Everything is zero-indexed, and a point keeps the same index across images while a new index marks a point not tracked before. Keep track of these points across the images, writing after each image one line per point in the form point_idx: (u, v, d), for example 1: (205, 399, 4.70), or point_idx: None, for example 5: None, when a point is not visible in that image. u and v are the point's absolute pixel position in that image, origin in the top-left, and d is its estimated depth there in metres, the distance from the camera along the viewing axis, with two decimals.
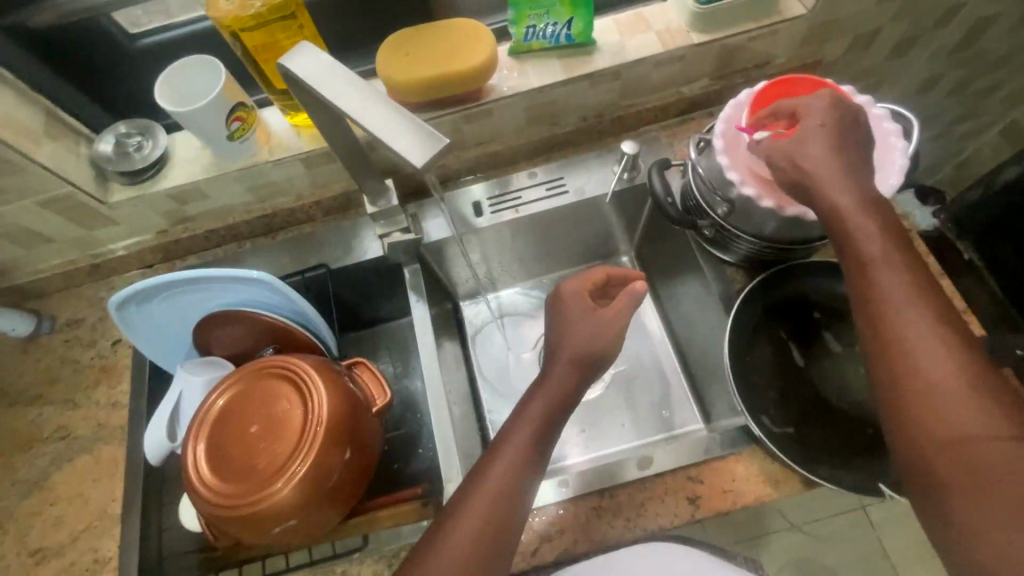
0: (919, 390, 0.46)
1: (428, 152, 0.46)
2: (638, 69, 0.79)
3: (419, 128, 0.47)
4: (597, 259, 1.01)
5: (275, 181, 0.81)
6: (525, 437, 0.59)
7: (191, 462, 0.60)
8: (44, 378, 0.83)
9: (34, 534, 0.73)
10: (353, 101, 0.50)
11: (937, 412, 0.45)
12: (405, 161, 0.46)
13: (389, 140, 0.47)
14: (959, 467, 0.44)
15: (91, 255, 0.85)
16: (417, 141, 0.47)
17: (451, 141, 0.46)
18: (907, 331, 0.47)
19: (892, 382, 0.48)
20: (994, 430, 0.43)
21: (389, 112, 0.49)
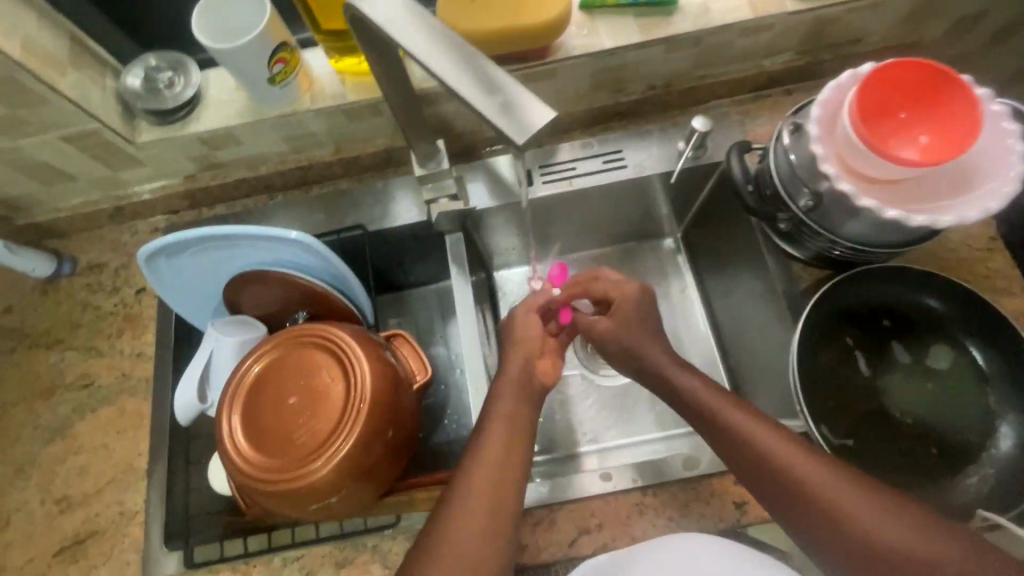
0: (790, 468, 0.52)
1: (529, 128, 0.41)
2: (720, 37, 0.72)
3: (519, 97, 0.42)
4: (642, 238, 0.95)
5: (313, 132, 0.75)
6: (503, 431, 0.60)
7: (226, 432, 0.57)
8: (65, 323, 0.80)
9: (59, 482, 0.72)
10: (439, 55, 0.44)
11: (813, 489, 0.51)
12: (502, 134, 0.41)
13: (483, 110, 0.42)
14: (842, 530, 0.49)
15: (114, 197, 0.80)
16: (515, 110, 0.41)
17: (556, 112, 0.41)
18: (782, 451, 0.53)
19: (759, 466, 0.54)
20: (855, 493, 0.50)
21: (483, 77, 0.43)
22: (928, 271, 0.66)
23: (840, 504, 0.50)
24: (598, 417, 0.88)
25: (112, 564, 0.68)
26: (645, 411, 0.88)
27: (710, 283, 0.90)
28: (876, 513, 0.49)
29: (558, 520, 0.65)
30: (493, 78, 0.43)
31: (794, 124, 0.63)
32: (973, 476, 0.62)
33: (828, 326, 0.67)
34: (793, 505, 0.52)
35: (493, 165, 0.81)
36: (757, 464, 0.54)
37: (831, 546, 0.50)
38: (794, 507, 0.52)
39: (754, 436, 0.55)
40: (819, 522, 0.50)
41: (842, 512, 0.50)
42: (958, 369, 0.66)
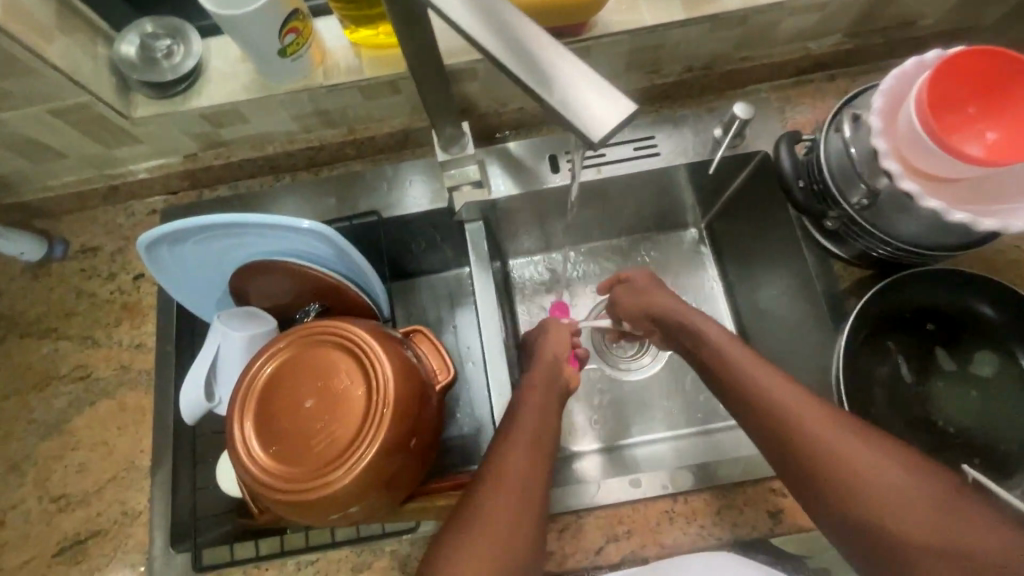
0: (816, 433, 0.49)
1: (606, 121, 0.33)
2: (768, 16, 0.66)
3: (592, 81, 0.34)
4: (665, 230, 0.90)
5: (326, 110, 0.70)
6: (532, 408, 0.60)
7: (239, 439, 0.53)
8: (59, 311, 0.75)
9: (57, 479, 0.68)
10: (490, 26, 0.36)
11: (840, 457, 0.48)
12: (571, 128, 0.34)
13: (548, 97, 0.34)
14: (868, 503, 0.46)
15: (109, 176, 0.75)
16: (583, 99, 0.33)
17: (638, 104, 0.33)
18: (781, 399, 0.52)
19: (782, 430, 0.51)
20: (848, 438, 0.49)
21: (545, 61, 0.35)
22: (980, 274, 0.62)
23: (868, 471, 0.47)
24: (614, 416, 0.85)
25: (116, 565, 0.65)
26: (661, 409, 0.85)
27: (734, 277, 0.84)
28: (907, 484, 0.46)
29: (585, 527, 0.63)
30: (560, 57, 0.35)
31: (851, 115, 0.59)
32: (1017, 488, 0.59)
33: (870, 332, 0.65)
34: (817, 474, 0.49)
35: (515, 149, 0.76)
36: (782, 428, 0.51)
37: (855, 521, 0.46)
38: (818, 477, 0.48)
39: (781, 402, 0.52)
40: (842, 493, 0.47)
41: (869, 482, 0.46)
42: (1005, 376, 0.63)
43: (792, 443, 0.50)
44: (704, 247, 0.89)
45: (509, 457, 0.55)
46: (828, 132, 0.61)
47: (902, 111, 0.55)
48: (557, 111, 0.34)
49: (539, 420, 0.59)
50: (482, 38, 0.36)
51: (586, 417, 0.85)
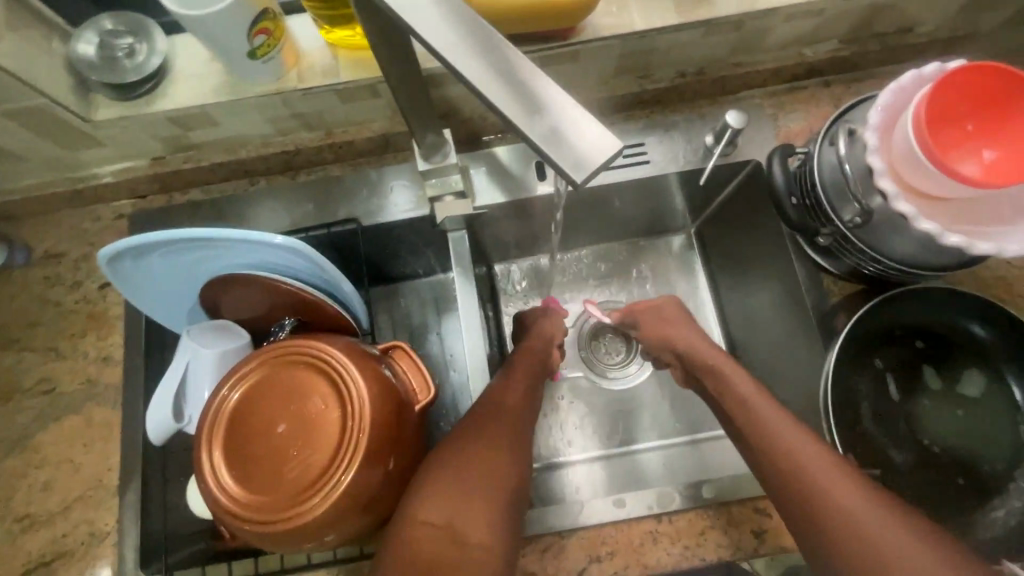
0: (792, 451, 0.52)
1: (593, 160, 0.32)
2: (763, 21, 0.64)
3: (580, 116, 0.33)
4: (655, 235, 0.88)
5: (302, 113, 0.67)
6: (515, 394, 0.63)
7: (209, 468, 0.51)
8: (20, 320, 0.71)
9: (20, 498, 0.65)
10: (471, 51, 0.35)
11: (806, 476, 0.51)
12: (553, 164, 0.33)
13: (531, 132, 0.33)
14: (826, 519, 0.48)
15: (72, 179, 0.71)
16: (568, 136, 0.32)
17: (621, 142, 0.32)
18: (786, 439, 0.53)
19: (761, 446, 0.55)
20: (842, 482, 0.49)
21: (528, 92, 0.34)
22: (970, 293, 0.61)
23: (832, 491, 0.49)
24: (597, 426, 0.82)
25: None
26: (645, 419, 0.83)
27: (725, 285, 0.83)
28: (863, 508, 0.48)
29: (567, 547, 0.61)
30: (544, 89, 0.34)
31: (846, 129, 0.57)
32: (1001, 509, 0.59)
33: (859, 349, 0.63)
34: (785, 490, 0.52)
35: (500, 155, 0.73)
36: (762, 444, 0.55)
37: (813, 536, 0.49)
38: (785, 492, 0.51)
39: (768, 423, 0.55)
40: (804, 506, 0.50)
41: (830, 501, 0.49)
42: (992, 395, 0.62)
43: (769, 459, 0.54)
44: (693, 252, 0.88)
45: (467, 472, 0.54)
46: (822, 146, 0.59)
47: (898, 128, 0.53)
48: (540, 148, 0.32)
49: (505, 438, 0.58)
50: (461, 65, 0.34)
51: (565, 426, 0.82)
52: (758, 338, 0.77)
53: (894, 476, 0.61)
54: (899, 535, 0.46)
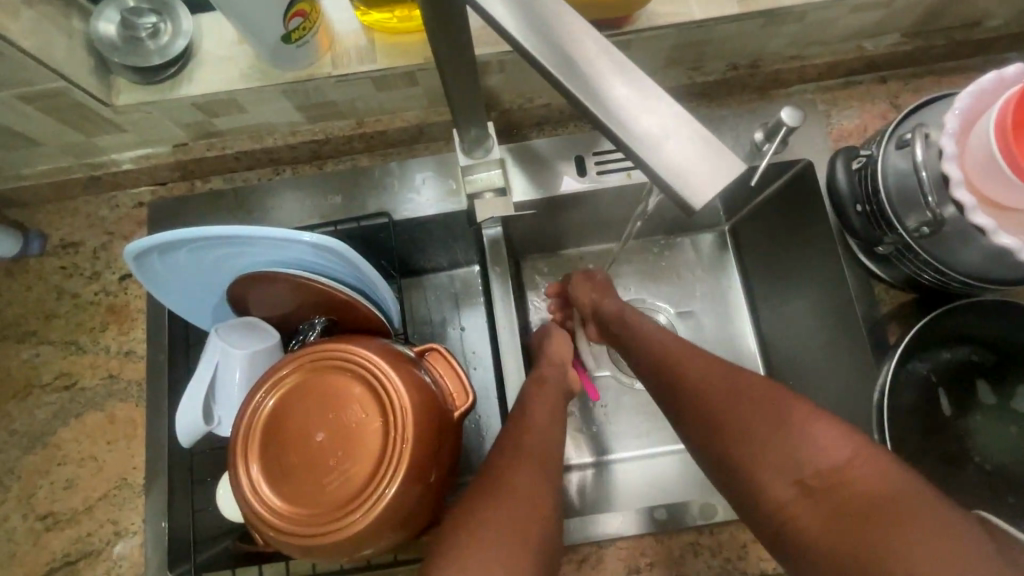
0: (685, 374, 0.53)
1: (704, 180, 0.28)
2: (827, 12, 0.60)
3: (684, 129, 0.29)
4: (689, 230, 0.85)
5: (333, 101, 0.63)
6: (545, 415, 0.59)
7: (246, 482, 0.49)
8: (38, 313, 0.69)
9: (43, 496, 0.64)
10: (561, 50, 0.31)
11: (714, 401, 0.51)
12: (663, 187, 0.29)
13: (636, 148, 0.29)
14: (738, 438, 0.48)
15: (90, 165, 0.68)
16: (674, 149, 0.28)
17: (742, 162, 0.28)
18: (656, 340, 0.58)
19: (666, 376, 0.54)
20: (694, 366, 0.53)
21: (623, 99, 0.29)
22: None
23: (738, 409, 0.49)
24: (618, 427, 0.81)
25: None
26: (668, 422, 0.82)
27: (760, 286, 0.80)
28: (762, 416, 0.48)
29: (606, 558, 0.60)
30: (650, 95, 0.29)
31: (919, 134, 0.53)
32: None
33: (913, 364, 0.61)
34: (694, 416, 0.51)
35: (538, 149, 0.70)
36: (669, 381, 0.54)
37: (729, 456, 0.49)
38: (697, 420, 0.51)
39: (670, 353, 0.56)
40: (716, 430, 0.50)
41: (738, 421, 0.49)
42: None
43: (675, 390, 0.53)
44: (726, 249, 0.85)
45: (501, 507, 0.49)
46: (889, 149, 0.56)
47: (978, 135, 0.50)
48: (646, 165, 0.28)
49: (545, 448, 0.55)
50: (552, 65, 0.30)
51: (587, 428, 0.81)
52: (798, 345, 0.74)
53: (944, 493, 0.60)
54: (807, 431, 0.46)
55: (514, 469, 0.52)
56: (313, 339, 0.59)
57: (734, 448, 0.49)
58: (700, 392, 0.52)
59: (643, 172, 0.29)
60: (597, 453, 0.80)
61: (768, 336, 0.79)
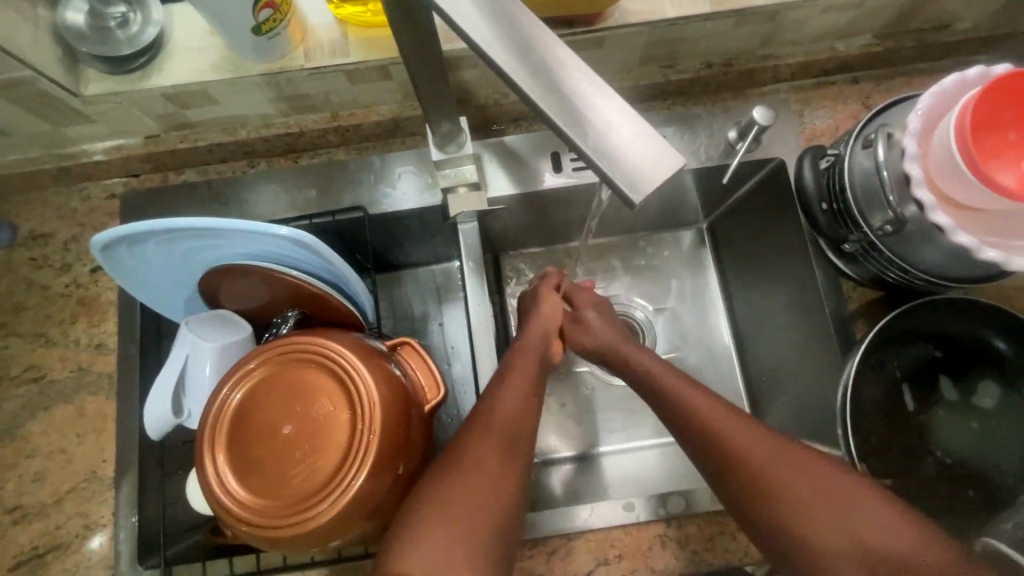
0: (719, 431, 0.53)
1: (651, 177, 0.29)
2: (799, 13, 0.61)
3: (632, 128, 0.30)
4: (667, 227, 0.85)
5: (307, 95, 0.63)
6: (511, 402, 0.58)
7: (212, 475, 0.49)
8: (7, 304, 0.68)
9: (9, 489, 0.63)
10: (518, 46, 0.31)
11: (752, 465, 0.51)
12: (610, 182, 0.29)
13: (587, 145, 0.30)
14: (783, 507, 0.49)
15: (61, 156, 0.67)
16: (623, 147, 0.29)
17: (688, 160, 0.29)
18: (665, 380, 0.59)
19: (698, 434, 0.54)
20: (731, 423, 0.53)
21: (575, 96, 0.30)
22: (991, 303, 0.60)
23: (781, 475, 0.50)
24: (597, 421, 0.82)
25: None
26: (648, 417, 0.83)
27: (735, 283, 0.81)
28: (807, 486, 0.49)
29: (575, 550, 0.61)
30: (601, 95, 0.30)
31: (883, 133, 0.54)
32: (1008, 521, 0.59)
33: (878, 359, 0.62)
34: (734, 477, 0.52)
35: (513, 145, 0.70)
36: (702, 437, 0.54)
37: (784, 531, 0.48)
38: (736, 481, 0.52)
39: (695, 407, 0.55)
40: (758, 496, 0.50)
41: (781, 488, 0.49)
42: (1005, 407, 0.62)
43: (707, 447, 0.54)
44: (704, 247, 0.85)
45: (461, 496, 0.50)
46: (855, 148, 0.57)
47: (940, 136, 0.51)
48: (596, 162, 0.29)
49: (510, 433, 0.56)
50: (504, 63, 0.30)
51: (566, 423, 0.82)
52: (770, 342, 0.75)
53: (905, 484, 0.61)
54: (864, 508, 0.47)
55: (478, 458, 0.53)
56: (285, 332, 0.59)
57: (786, 520, 0.49)
58: (736, 452, 0.52)
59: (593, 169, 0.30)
60: (573, 447, 0.81)
61: (743, 333, 0.80)
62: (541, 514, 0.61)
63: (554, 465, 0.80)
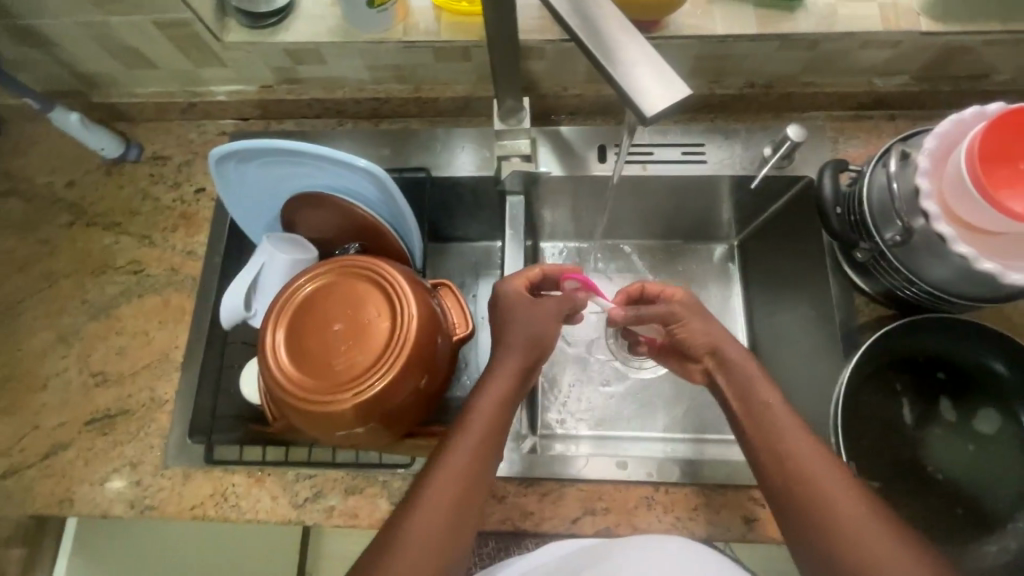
0: (810, 475, 0.49)
1: (660, 101, 0.40)
2: (839, 45, 0.68)
3: (653, 69, 0.41)
4: (698, 239, 0.91)
5: (398, 65, 0.74)
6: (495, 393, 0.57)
7: (269, 349, 0.58)
8: (124, 208, 0.81)
9: (97, 357, 0.74)
10: (582, 11, 0.43)
11: (797, 457, 0.51)
12: (628, 102, 0.41)
13: (619, 80, 0.41)
14: (822, 511, 0.48)
15: (191, 94, 0.80)
16: (646, 80, 0.41)
17: (692, 91, 0.40)
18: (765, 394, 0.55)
19: (786, 462, 0.51)
20: (836, 477, 0.49)
21: (615, 46, 0.42)
22: (1003, 332, 0.62)
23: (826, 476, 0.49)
24: (605, 406, 0.87)
25: (135, 444, 0.71)
26: (654, 410, 0.87)
27: (757, 297, 0.85)
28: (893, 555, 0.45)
29: (565, 496, 0.66)
30: (635, 47, 0.42)
31: (900, 153, 0.60)
32: (993, 545, 0.60)
33: (876, 368, 0.66)
34: (773, 462, 0.52)
35: (566, 134, 0.78)
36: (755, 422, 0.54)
37: None
38: (790, 482, 0.50)
39: (783, 423, 0.53)
40: (794, 486, 0.50)
41: (819, 486, 0.49)
42: (1005, 434, 0.64)
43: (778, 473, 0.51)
44: (732, 262, 0.90)
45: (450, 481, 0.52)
46: (876, 166, 0.61)
47: (953, 158, 0.56)
48: (623, 90, 0.41)
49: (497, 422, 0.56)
50: (570, 22, 0.43)
51: (574, 403, 0.87)
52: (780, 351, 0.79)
53: (894, 492, 0.63)
54: None
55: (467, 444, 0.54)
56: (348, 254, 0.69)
57: None
58: (796, 459, 0.51)
59: (623, 97, 0.42)
60: (576, 427, 0.86)
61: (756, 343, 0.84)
62: (537, 460, 0.66)
63: (557, 440, 0.85)
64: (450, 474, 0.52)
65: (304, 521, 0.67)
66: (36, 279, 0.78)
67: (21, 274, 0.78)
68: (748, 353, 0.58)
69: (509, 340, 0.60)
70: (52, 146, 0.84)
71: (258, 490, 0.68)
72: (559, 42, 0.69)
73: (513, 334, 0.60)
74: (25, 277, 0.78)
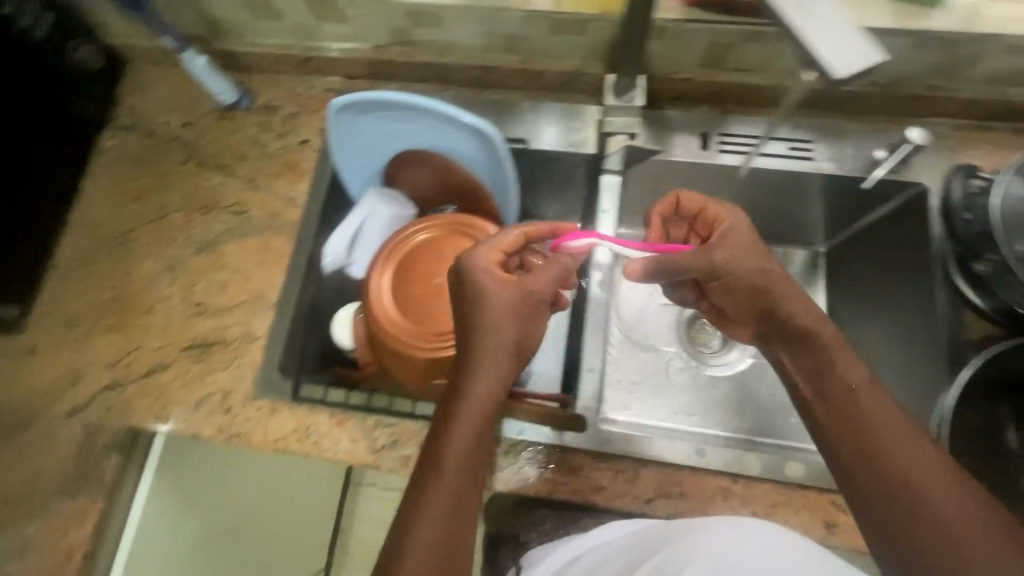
0: (876, 437, 0.52)
1: (853, 66, 0.44)
2: (977, 48, 0.66)
3: (846, 36, 0.45)
4: (786, 242, 0.88)
5: (512, 34, 0.75)
6: (480, 392, 0.51)
7: (374, 290, 0.61)
8: (233, 152, 0.85)
9: (200, 288, 0.79)
10: None
11: (855, 410, 0.54)
12: (820, 66, 0.45)
13: (813, 46, 0.46)
14: (877, 463, 0.51)
15: (307, 48, 0.83)
16: (840, 47, 0.45)
17: (888, 59, 0.44)
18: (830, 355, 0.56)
19: (846, 415, 0.54)
20: (892, 432, 0.52)
21: (810, 13, 0.46)
22: None
23: (912, 458, 0.51)
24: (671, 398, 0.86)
25: (228, 373, 0.75)
26: (721, 409, 0.85)
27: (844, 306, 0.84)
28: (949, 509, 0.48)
29: (640, 476, 0.66)
30: (828, 16, 0.46)
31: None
32: None
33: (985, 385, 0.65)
34: (857, 444, 0.53)
35: (672, 118, 0.77)
36: (837, 410, 0.55)
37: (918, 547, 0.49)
38: (844, 434, 0.54)
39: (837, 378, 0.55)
40: (853, 438, 0.53)
41: (877, 441, 0.52)
42: None
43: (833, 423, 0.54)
44: (816, 269, 0.87)
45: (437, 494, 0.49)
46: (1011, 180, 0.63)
47: None
48: (817, 55, 0.45)
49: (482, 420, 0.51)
50: None
51: (637, 392, 0.86)
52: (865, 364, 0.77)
53: None
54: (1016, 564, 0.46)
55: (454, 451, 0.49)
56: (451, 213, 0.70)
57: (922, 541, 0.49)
58: (857, 412, 0.54)
59: (815, 62, 0.46)
60: (640, 415, 0.85)
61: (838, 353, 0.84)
62: (615, 435, 0.68)
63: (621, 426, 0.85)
64: (438, 488, 0.49)
65: (381, 466, 0.69)
66: (149, 210, 0.83)
67: (137, 204, 0.84)
68: (809, 310, 0.58)
69: (485, 335, 0.51)
70: (172, 88, 0.89)
71: (340, 431, 0.71)
72: (679, 22, 0.68)
73: (501, 313, 0.52)
74: (140, 206, 0.84)
